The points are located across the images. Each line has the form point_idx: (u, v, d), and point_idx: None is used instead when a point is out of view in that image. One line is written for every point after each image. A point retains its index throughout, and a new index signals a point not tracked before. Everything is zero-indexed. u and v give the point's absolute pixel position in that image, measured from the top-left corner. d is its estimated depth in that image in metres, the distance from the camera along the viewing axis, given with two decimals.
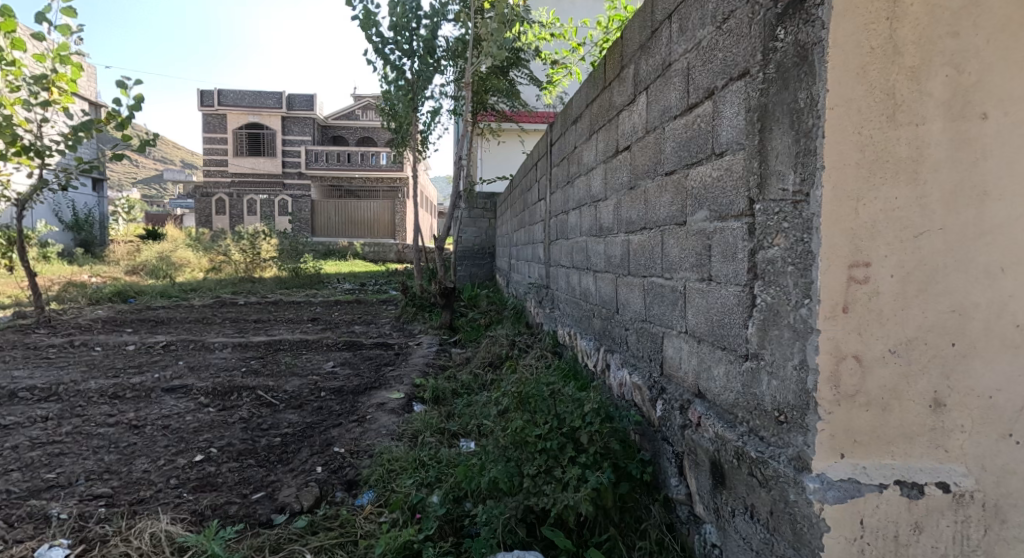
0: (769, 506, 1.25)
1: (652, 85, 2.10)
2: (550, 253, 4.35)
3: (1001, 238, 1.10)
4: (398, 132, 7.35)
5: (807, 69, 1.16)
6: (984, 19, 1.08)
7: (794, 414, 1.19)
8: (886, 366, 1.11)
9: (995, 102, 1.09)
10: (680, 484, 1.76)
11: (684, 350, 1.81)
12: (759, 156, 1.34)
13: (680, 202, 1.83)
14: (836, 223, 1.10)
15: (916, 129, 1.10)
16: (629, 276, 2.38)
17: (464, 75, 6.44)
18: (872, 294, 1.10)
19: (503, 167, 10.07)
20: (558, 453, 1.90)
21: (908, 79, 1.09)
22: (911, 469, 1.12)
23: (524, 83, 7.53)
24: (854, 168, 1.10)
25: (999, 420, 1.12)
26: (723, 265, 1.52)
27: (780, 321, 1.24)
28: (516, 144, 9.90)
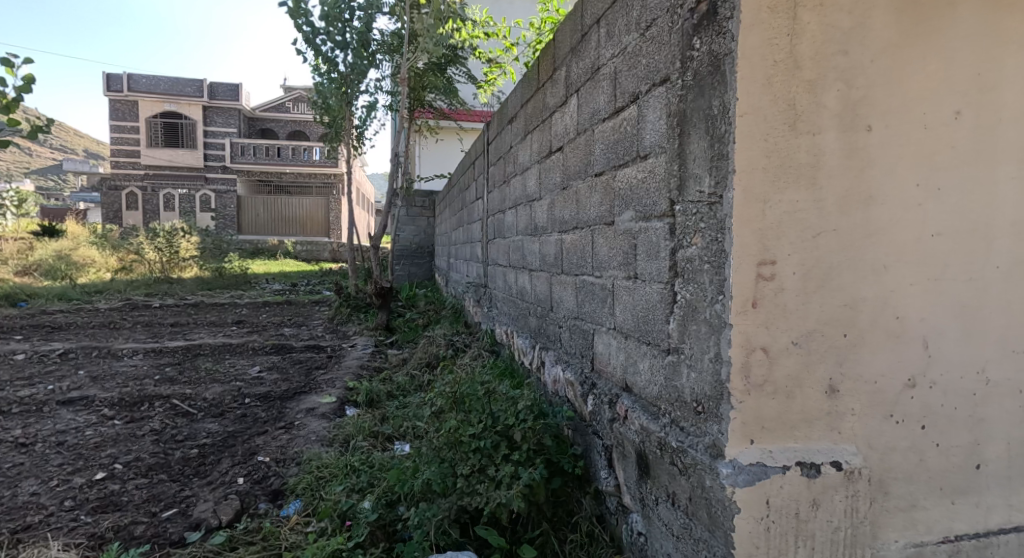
0: (688, 492, 1.31)
1: (583, 87, 2.15)
2: (488, 252, 4.35)
3: (884, 238, 1.22)
4: (331, 126, 7.10)
5: (720, 78, 1.22)
6: (870, 39, 1.19)
7: (710, 404, 1.26)
8: (790, 357, 1.20)
9: (879, 115, 1.21)
10: (609, 476, 1.82)
11: (613, 346, 1.86)
12: (678, 159, 1.40)
13: (609, 203, 1.88)
14: (746, 224, 1.18)
15: (814, 138, 1.19)
16: (562, 275, 2.42)
17: (399, 71, 6.32)
18: (777, 290, 1.19)
19: (442, 164, 9.93)
20: (491, 452, 1.91)
21: (806, 91, 1.18)
22: (811, 451, 1.21)
23: (461, 80, 7.49)
24: (762, 172, 1.18)
25: (883, 403, 1.24)
26: (647, 263, 1.58)
27: (698, 317, 1.31)
28: (455, 141, 9.78)
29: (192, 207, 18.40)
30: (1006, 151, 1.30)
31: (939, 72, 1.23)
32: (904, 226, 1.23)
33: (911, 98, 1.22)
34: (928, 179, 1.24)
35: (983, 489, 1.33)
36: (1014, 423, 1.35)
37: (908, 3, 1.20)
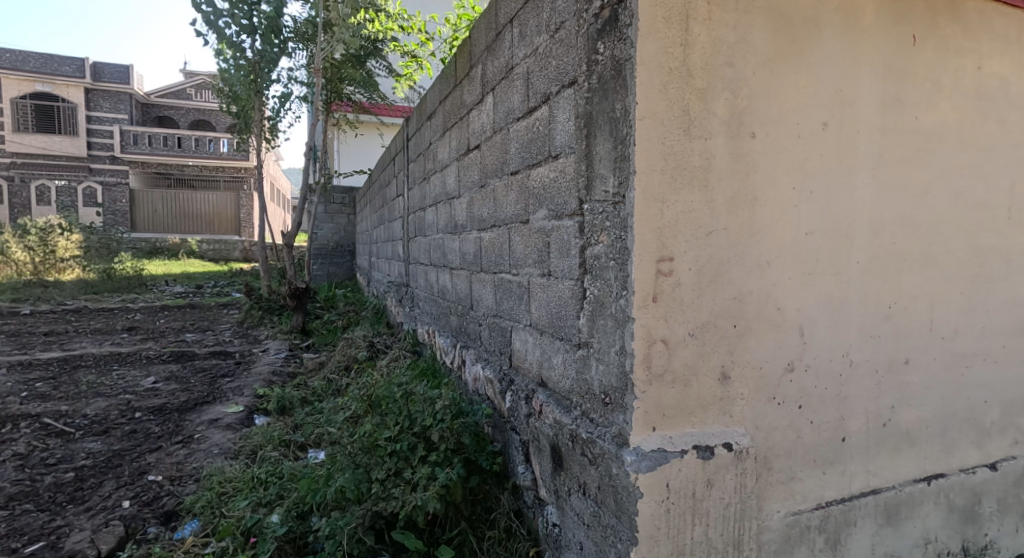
0: (597, 481, 1.37)
1: (498, 86, 2.17)
2: (409, 250, 4.27)
3: (765, 236, 1.34)
4: (239, 116, 6.65)
5: (622, 83, 1.27)
6: (752, 53, 1.29)
7: (616, 395, 1.32)
8: (687, 347, 1.28)
9: (761, 123, 1.31)
10: (526, 470, 1.84)
11: (529, 342, 1.89)
12: (586, 160, 1.45)
13: (524, 201, 1.91)
14: (646, 223, 1.24)
15: (705, 142, 1.27)
16: (481, 273, 2.42)
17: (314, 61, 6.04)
18: (674, 285, 1.26)
19: (361, 159, 9.60)
20: (408, 455, 1.88)
21: (698, 98, 1.25)
22: (706, 435, 1.30)
23: (381, 74, 7.28)
24: (659, 174, 1.24)
25: (767, 386, 1.36)
26: (560, 261, 1.61)
27: (605, 312, 1.36)
28: (375, 135, 9.51)
29: (73, 202, 16.50)
30: (864, 159, 1.46)
31: (809, 87, 1.36)
32: (782, 225, 1.36)
33: (787, 108, 1.34)
34: (801, 183, 1.37)
35: (849, 459, 1.50)
36: (873, 399, 1.53)
37: (784, 22, 1.32)
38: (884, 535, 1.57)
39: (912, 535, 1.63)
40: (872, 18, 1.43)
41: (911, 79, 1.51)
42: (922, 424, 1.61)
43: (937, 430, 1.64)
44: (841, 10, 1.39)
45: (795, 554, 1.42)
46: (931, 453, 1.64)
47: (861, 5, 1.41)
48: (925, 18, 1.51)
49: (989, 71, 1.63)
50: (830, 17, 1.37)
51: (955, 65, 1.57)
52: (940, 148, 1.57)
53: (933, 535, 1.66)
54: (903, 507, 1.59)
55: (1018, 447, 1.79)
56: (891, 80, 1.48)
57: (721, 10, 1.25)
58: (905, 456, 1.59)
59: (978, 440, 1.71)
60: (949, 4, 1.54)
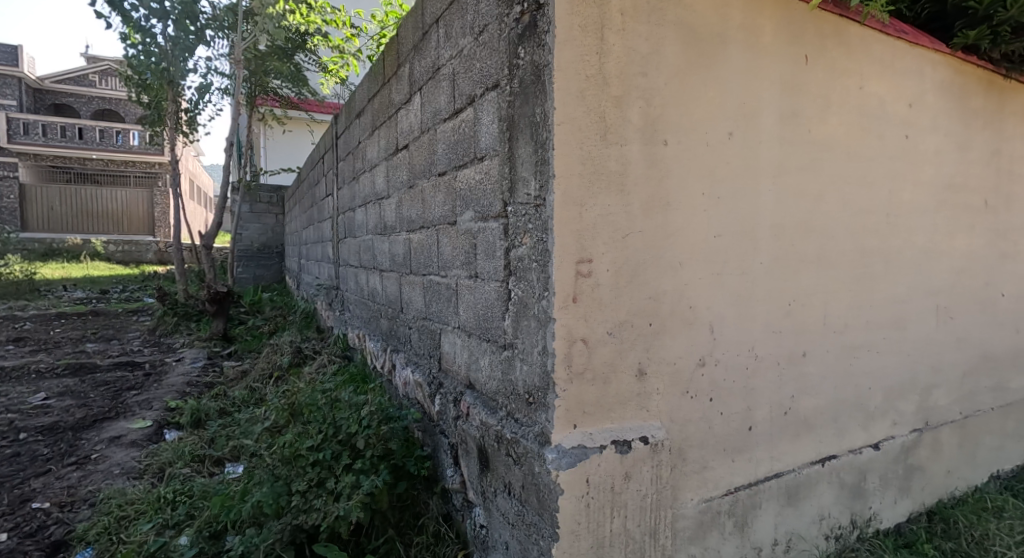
0: (521, 480, 1.39)
1: (425, 86, 2.14)
2: (339, 252, 4.13)
3: (679, 238, 1.41)
4: (153, 106, 6.19)
5: (541, 87, 1.30)
6: (663, 65, 1.36)
7: (539, 395, 1.34)
8: (606, 345, 1.32)
9: (673, 131, 1.38)
10: (454, 473, 1.83)
11: (457, 344, 1.87)
12: (509, 163, 1.46)
13: (451, 203, 1.90)
14: (566, 225, 1.27)
15: (621, 148, 1.32)
16: (411, 275, 2.38)
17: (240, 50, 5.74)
18: (594, 286, 1.30)
19: (291, 157, 9.08)
20: (331, 464, 1.82)
21: (614, 105, 1.30)
22: (624, 429, 1.35)
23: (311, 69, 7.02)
24: (578, 177, 1.28)
25: (681, 381, 1.44)
26: (485, 263, 1.62)
27: (528, 313, 1.38)
28: (305, 130, 9.01)
29: None
30: (766, 168, 1.58)
31: (717, 99, 1.45)
32: (694, 228, 1.44)
33: (696, 118, 1.42)
34: (710, 188, 1.46)
35: (755, 446, 1.61)
36: (776, 389, 1.65)
37: (692, 36, 1.39)
38: (785, 515, 1.70)
39: (809, 513, 1.77)
40: (771, 37, 1.55)
41: (805, 95, 1.64)
42: (818, 410, 1.76)
43: (831, 416, 1.80)
44: (743, 28, 1.49)
45: (706, 537, 1.51)
46: (826, 437, 1.79)
47: (761, 25, 1.52)
48: (816, 40, 1.64)
49: (870, 90, 1.80)
50: (734, 35, 1.47)
51: (842, 83, 1.73)
52: (831, 158, 1.73)
53: (828, 511, 1.82)
54: (801, 488, 1.73)
55: (897, 427, 1.99)
56: (788, 94, 1.61)
57: (635, 22, 1.31)
58: (803, 441, 1.73)
59: (865, 423, 1.90)
60: (837, 28, 1.69)
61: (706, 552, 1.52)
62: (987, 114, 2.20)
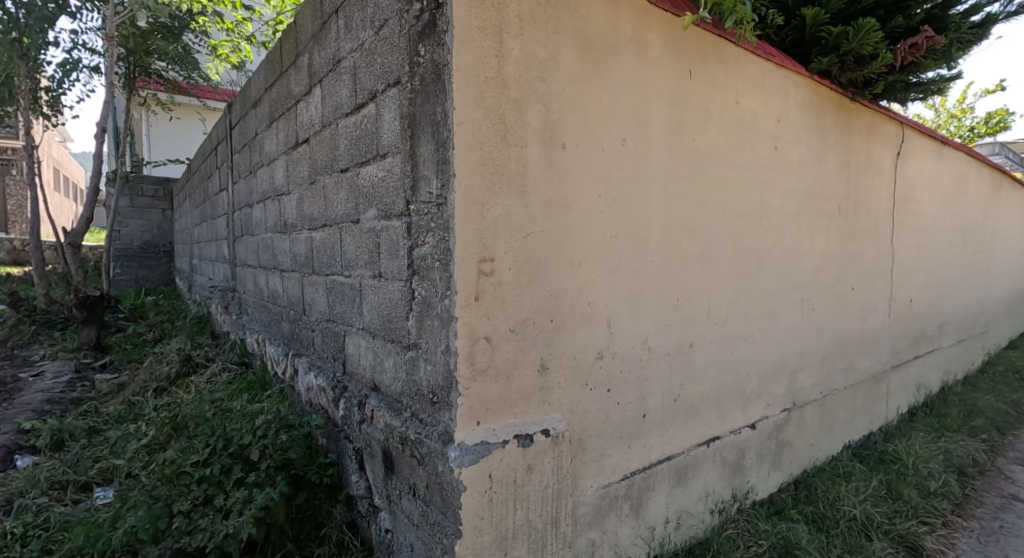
0: (425, 480, 1.38)
1: (324, 79, 2.06)
2: (235, 251, 3.85)
3: (577, 237, 1.48)
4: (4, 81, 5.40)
5: (441, 87, 1.30)
6: (560, 71, 1.42)
7: (442, 393, 1.35)
8: (509, 342, 1.36)
9: (570, 135, 1.45)
10: (360, 479, 1.78)
11: (361, 346, 1.80)
12: (411, 161, 1.44)
13: (353, 200, 1.83)
14: (467, 225, 1.28)
15: (521, 150, 1.36)
16: (313, 275, 2.27)
17: (118, 27, 4.98)
18: (496, 284, 1.33)
19: (182, 148, 8.36)
20: (221, 479, 1.70)
21: (514, 108, 1.34)
22: (526, 423, 1.40)
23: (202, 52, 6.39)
24: (479, 177, 1.30)
25: (581, 373, 1.52)
26: (389, 262, 1.58)
27: (431, 312, 1.38)
28: (197, 119, 8.32)
29: None
30: (656, 173, 1.69)
31: (610, 106, 1.54)
32: (591, 228, 1.52)
33: (592, 124, 1.50)
34: (605, 191, 1.55)
35: (648, 432, 1.73)
36: (666, 378, 1.78)
37: (586, 45, 1.47)
38: (675, 494, 1.84)
39: (696, 491, 1.93)
40: (658, 51, 1.66)
41: (689, 107, 1.78)
42: (704, 396, 1.92)
43: (715, 401, 1.97)
44: (633, 42, 1.58)
45: (603, 520, 1.60)
46: (710, 420, 1.96)
47: (649, 40, 1.63)
48: (697, 57, 1.79)
49: (745, 105, 1.99)
50: (624, 47, 1.56)
51: (721, 97, 1.89)
52: (712, 166, 1.88)
53: (712, 488, 1.99)
54: (689, 468, 1.88)
55: (770, 407, 2.22)
56: (674, 105, 1.73)
57: (532, 28, 1.35)
58: (691, 425, 1.88)
59: (743, 405, 2.10)
60: (715, 47, 1.85)
61: (604, 536, 1.61)
62: (840, 130, 2.51)
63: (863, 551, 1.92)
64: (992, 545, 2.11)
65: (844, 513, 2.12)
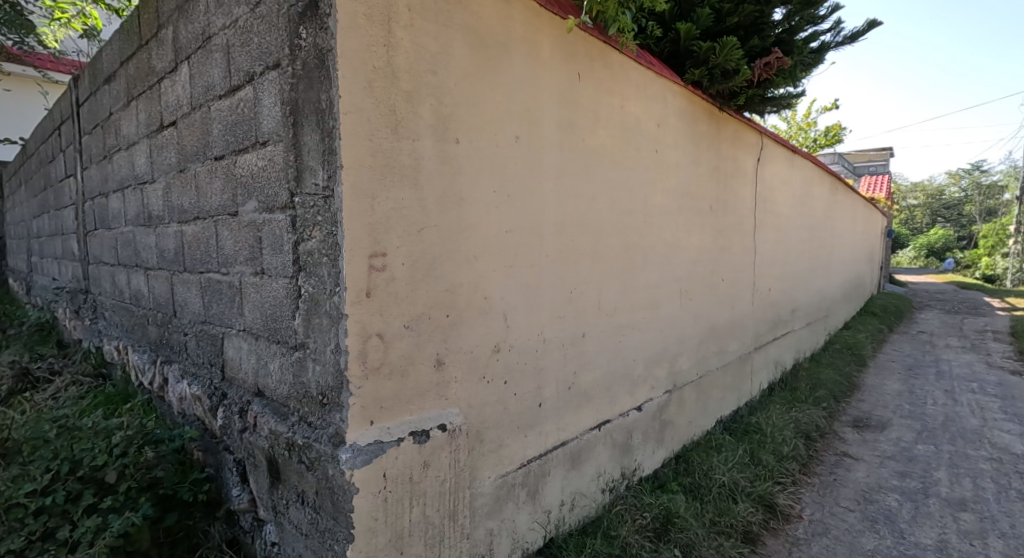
0: (315, 487, 1.32)
1: (193, 56, 1.86)
2: (86, 247, 3.37)
3: (472, 232, 1.51)
4: None
5: (325, 73, 1.24)
6: (452, 66, 1.42)
7: (332, 394, 1.30)
8: (403, 339, 1.36)
9: (464, 131, 1.46)
10: (242, 492, 1.65)
11: (242, 350, 1.65)
12: (294, 150, 1.36)
13: (230, 190, 1.67)
14: (356, 218, 1.26)
15: (413, 143, 1.35)
16: (184, 273, 2.05)
17: None
18: (388, 279, 1.32)
19: (14, 124, 7.13)
20: (66, 508, 1.49)
21: (404, 100, 1.33)
22: (423, 419, 1.40)
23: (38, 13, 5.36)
24: (368, 170, 1.27)
25: (478, 367, 1.55)
26: (271, 258, 1.46)
27: (320, 310, 1.32)
28: (37, 92, 7.24)
29: None
30: (548, 170, 1.75)
31: (503, 103, 1.57)
32: (486, 224, 1.55)
33: (485, 121, 1.52)
34: (499, 187, 1.58)
35: (544, 420, 1.79)
36: (561, 368, 1.85)
37: (478, 41, 1.48)
38: (569, 477, 1.93)
39: (589, 473, 2.03)
40: (549, 53, 1.71)
41: (579, 108, 1.86)
42: (595, 383, 2.03)
43: (605, 387, 2.08)
44: (525, 42, 1.62)
45: (500, 510, 1.64)
46: (602, 405, 2.07)
47: (540, 40, 1.67)
48: (585, 61, 1.87)
49: (629, 109, 2.11)
50: (516, 46, 1.59)
51: (607, 102, 1.99)
52: (600, 166, 1.98)
53: (604, 469, 2.11)
54: (582, 452, 1.97)
55: (654, 390, 2.40)
56: (565, 106, 1.80)
57: (422, 20, 1.35)
58: (583, 411, 1.98)
59: (631, 389, 2.24)
60: (601, 53, 1.94)
61: (502, 524, 1.65)
62: (711, 137, 2.77)
63: (730, 513, 2.15)
64: (829, 496, 2.47)
65: (715, 481, 2.34)
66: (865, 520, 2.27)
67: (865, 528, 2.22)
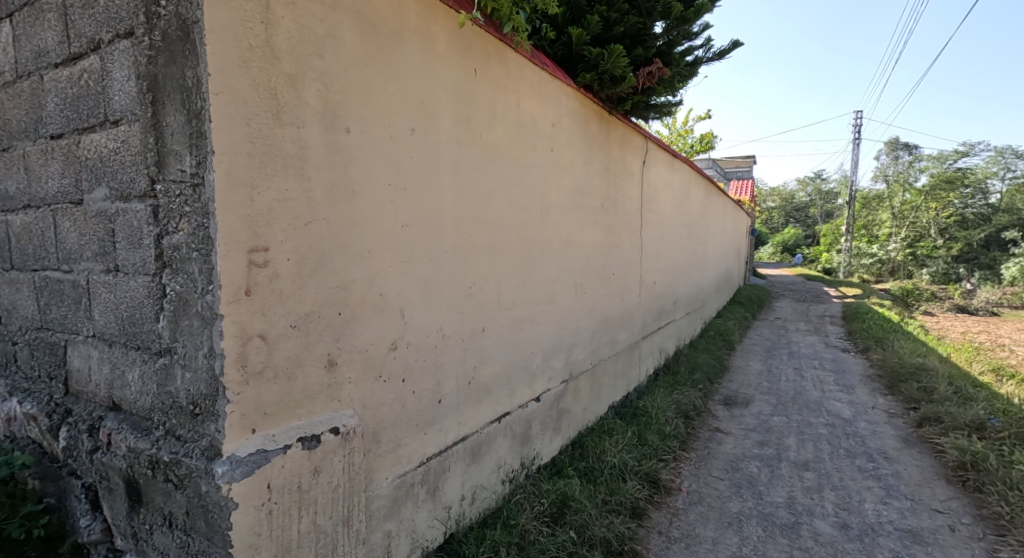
0: (186, 506, 1.20)
1: (18, 15, 1.58)
2: None
3: (366, 227, 1.44)
4: None
5: (191, 47, 1.12)
6: (340, 51, 1.35)
7: (205, 403, 1.19)
8: (289, 339, 1.27)
9: (355, 120, 1.39)
10: (93, 522, 1.44)
11: (92, 359, 1.44)
12: (154, 132, 1.21)
13: (72, 175, 1.44)
14: (233, 209, 1.15)
15: (298, 130, 1.26)
16: (12, 271, 1.74)
17: None
18: (271, 276, 1.23)
19: None
20: None
21: (286, 83, 1.23)
22: (313, 424, 1.32)
23: None
24: (246, 157, 1.17)
25: (374, 366, 1.50)
26: (127, 254, 1.29)
27: (189, 311, 1.20)
28: None
29: None
30: (445, 165, 1.72)
31: (397, 93, 1.52)
32: (380, 218, 1.49)
33: (378, 111, 1.46)
34: (395, 179, 1.53)
35: (443, 416, 1.77)
36: (460, 363, 1.84)
37: (369, 27, 1.42)
38: (470, 472, 1.92)
39: (489, 465, 2.04)
40: (444, 46, 1.68)
41: (475, 104, 1.85)
42: (495, 377, 2.04)
43: (504, 380, 2.10)
44: (419, 32, 1.58)
45: (398, 510, 1.60)
46: (501, 398, 2.09)
47: (435, 32, 1.64)
48: (481, 57, 1.86)
49: (524, 108, 2.14)
50: (410, 35, 1.54)
51: (504, 99, 2.00)
52: (497, 162, 1.99)
53: (503, 460, 2.13)
54: (482, 446, 1.98)
55: (551, 381, 2.47)
56: (461, 100, 1.78)
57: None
58: (483, 405, 1.98)
59: (530, 381, 2.29)
60: (497, 50, 1.95)
61: (400, 525, 1.61)
62: (601, 138, 2.90)
63: (619, 492, 2.28)
64: (704, 468, 2.70)
65: (607, 463, 2.47)
66: (732, 486, 2.52)
67: (731, 493, 2.46)
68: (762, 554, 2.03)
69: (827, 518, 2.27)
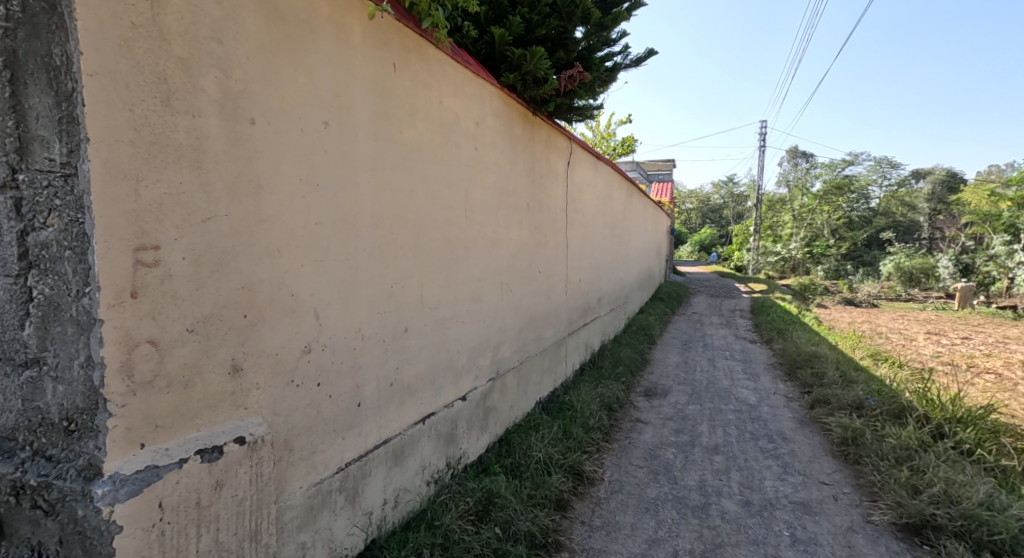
0: (60, 534, 1.06)
1: None
2: None
3: (274, 223, 1.36)
4: None
5: (60, 24, 1.02)
6: (241, 36, 1.26)
7: (82, 417, 1.07)
8: (185, 345, 1.18)
9: (259, 111, 1.31)
10: None
11: None
12: (12, 114, 1.05)
13: None
14: (113, 203, 1.05)
15: (192, 119, 1.17)
16: None
17: None
18: (162, 277, 1.13)
19: None
20: None
21: (178, 67, 1.14)
22: (214, 434, 1.23)
23: None
24: (130, 147, 1.07)
25: (284, 371, 1.42)
26: None
27: (61, 317, 1.08)
28: None
29: None
30: (362, 161, 1.66)
31: (307, 84, 1.44)
32: (290, 215, 1.41)
33: (286, 103, 1.38)
34: (306, 174, 1.45)
35: (363, 420, 1.71)
36: (381, 364, 1.79)
37: (274, 12, 1.33)
38: (392, 475, 1.88)
39: (413, 467, 2.00)
40: (360, 37, 1.62)
41: (394, 99, 1.80)
42: (418, 377, 2.00)
43: (428, 380, 2.07)
44: (331, 21, 1.51)
45: (313, 520, 1.53)
46: (425, 398, 2.06)
47: (349, 22, 1.58)
48: (400, 51, 1.81)
49: (446, 106, 2.12)
50: (321, 24, 1.47)
51: (425, 95, 1.97)
52: (418, 159, 1.95)
53: (428, 461, 2.10)
54: (405, 447, 1.94)
55: (477, 379, 2.46)
56: (378, 95, 1.72)
57: None
58: (406, 406, 1.94)
59: (455, 380, 2.27)
60: (417, 46, 1.91)
61: (316, 535, 1.54)
62: (525, 138, 2.93)
63: (544, 485, 2.31)
64: (624, 458, 2.81)
65: (533, 458, 2.50)
66: (650, 473, 2.64)
67: (649, 480, 2.57)
68: (674, 536, 2.14)
69: (733, 496, 2.43)
